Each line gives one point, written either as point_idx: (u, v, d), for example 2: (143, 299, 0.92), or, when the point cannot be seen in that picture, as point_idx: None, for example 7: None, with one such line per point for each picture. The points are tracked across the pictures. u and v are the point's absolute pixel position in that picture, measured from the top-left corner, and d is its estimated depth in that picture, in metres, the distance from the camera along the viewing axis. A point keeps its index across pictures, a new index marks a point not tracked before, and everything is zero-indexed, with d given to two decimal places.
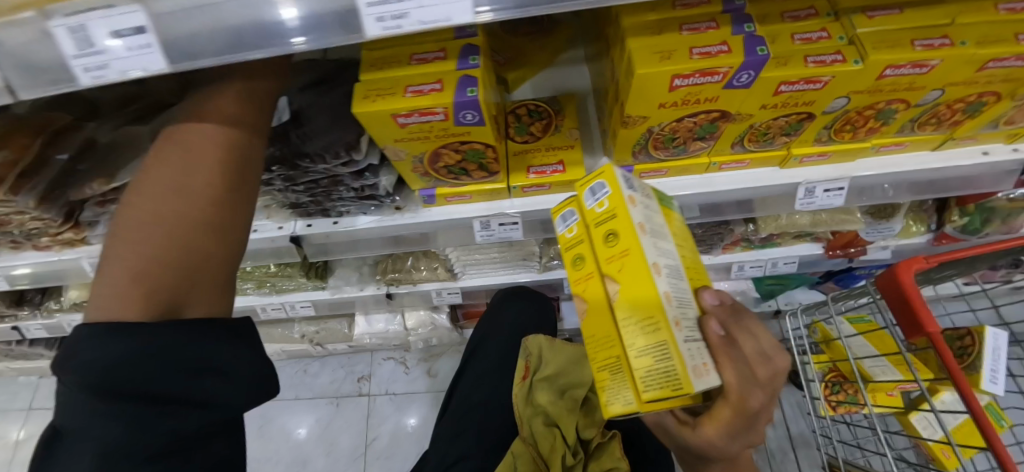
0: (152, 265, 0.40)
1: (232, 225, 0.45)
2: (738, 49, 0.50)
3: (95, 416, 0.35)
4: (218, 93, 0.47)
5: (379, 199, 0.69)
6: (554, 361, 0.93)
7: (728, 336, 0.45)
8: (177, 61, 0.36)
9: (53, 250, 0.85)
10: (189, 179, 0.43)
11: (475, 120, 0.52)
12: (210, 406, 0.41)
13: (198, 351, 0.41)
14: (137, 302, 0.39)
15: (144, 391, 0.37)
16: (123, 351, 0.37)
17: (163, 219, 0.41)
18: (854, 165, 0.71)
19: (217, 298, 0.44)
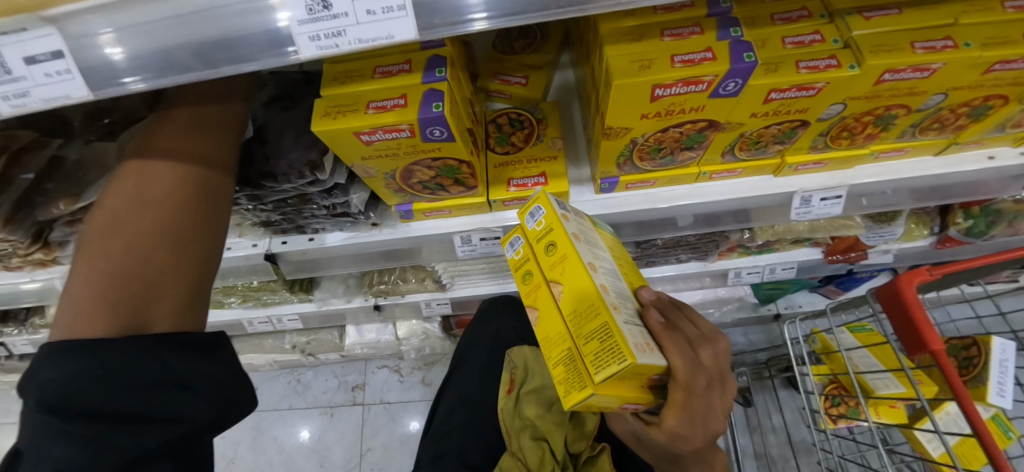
0: (113, 278, 0.42)
1: (194, 233, 0.46)
2: (724, 56, 0.46)
3: (52, 435, 0.36)
4: (172, 114, 0.49)
5: (354, 216, 0.66)
6: (541, 373, 0.90)
7: (669, 323, 0.46)
8: (103, 87, 0.33)
9: (25, 271, 0.82)
10: (147, 196, 0.45)
11: (444, 136, 0.49)
12: (178, 422, 0.42)
13: (163, 367, 0.42)
14: (100, 317, 0.41)
15: (106, 410, 0.39)
16: (84, 369, 0.38)
17: (121, 234, 0.43)
18: (853, 172, 0.67)
19: (184, 308, 0.45)
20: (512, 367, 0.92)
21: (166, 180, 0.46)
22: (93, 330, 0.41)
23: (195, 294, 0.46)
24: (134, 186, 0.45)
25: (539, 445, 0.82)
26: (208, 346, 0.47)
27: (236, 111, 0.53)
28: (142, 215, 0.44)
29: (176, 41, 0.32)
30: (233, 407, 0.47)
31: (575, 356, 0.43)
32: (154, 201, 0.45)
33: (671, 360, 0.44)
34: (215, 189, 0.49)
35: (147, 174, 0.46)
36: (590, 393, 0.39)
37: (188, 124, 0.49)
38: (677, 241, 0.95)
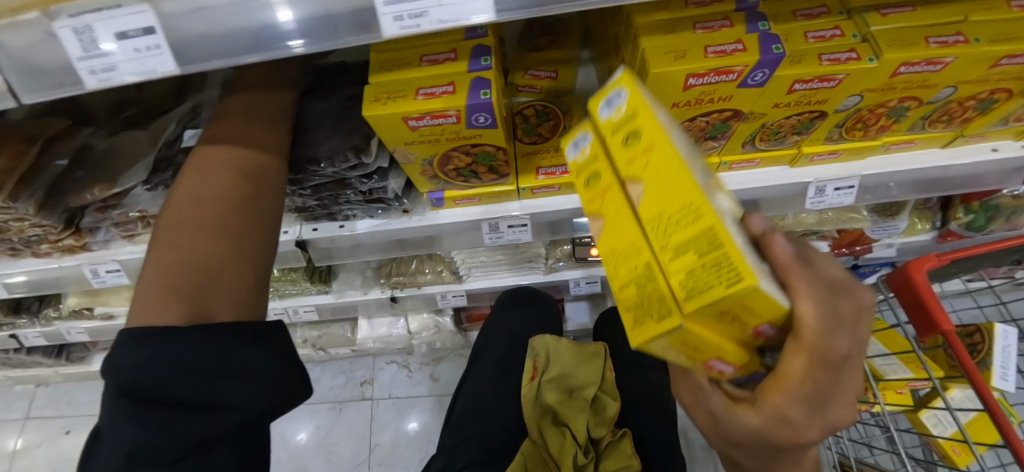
0: (181, 269, 0.46)
1: (250, 226, 0.49)
2: (754, 47, 0.49)
3: (126, 416, 0.41)
4: (232, 109, 0.52)
5: (388, 202, 0.68)
6: (562, 363, 0.95)
7: (801, 256, 0.29)
8: (188, 63, 0.35)
9: (52, 258, 0.82)
10: (207, 193, 0.48)
11: (487, 122, 0.51)
12: (231, 409, 0.45)
13: (219, 358, 0.45)
14: (170, 306, 0.45)
15: (169, 396, 0.43)
16: (148, 359, 0.42)
17: (184, 229, 0.47)
18: (864, 163, 0.70)
19: (243, 296, 0.49)
20: (534, 355, 0.97)
21: (224, 175, 0.49)
22: (164, 316, 0.44)
23: (252, 282, 0.50)
24: (197, 182, 0.48)
25: (560, 431, 0.86)
26: (260, 334, 0.50)
27: (283, 98, 0.55)
28: (204, 210, 0.48)
29: (263, 19, 0.34)
30: (283, 393, 0.50)
31: (654, 275, 0.31)
32: (214, 196, 0.48)
33: (801, 308, 0.26)
34: (269, 183, 0.52)
35: (207, 171, 0.49)
36: (677, 322, 0.28)
37: (242, 121, 0.51)
38: None
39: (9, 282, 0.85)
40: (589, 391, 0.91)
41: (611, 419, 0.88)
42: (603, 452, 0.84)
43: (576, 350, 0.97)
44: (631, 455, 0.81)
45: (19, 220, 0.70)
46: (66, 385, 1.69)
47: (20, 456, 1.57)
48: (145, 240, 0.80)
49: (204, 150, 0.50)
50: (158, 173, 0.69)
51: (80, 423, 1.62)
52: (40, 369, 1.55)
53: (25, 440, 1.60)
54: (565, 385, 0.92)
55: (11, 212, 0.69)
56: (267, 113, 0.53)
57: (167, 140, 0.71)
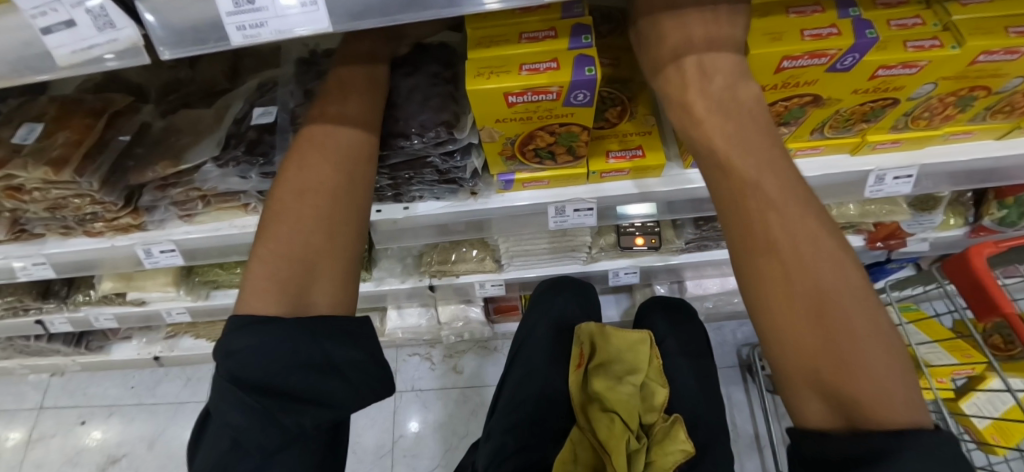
0: (281, 260, 0.47)
1: (345, 218, 0.50)
2: (847, 31, 0.50)
3: (236, 403, 0.43)
4: (338, 98, 0.53)
5: (462, 182, 0.68)
6: (609, 350, 0.98)
7: None
8: (340, 21, 0.36)
9: (104, 237, 0.81)
10: (306, 182, 0.49)
11: (585, 100, 0.52)
12: (325, 404, 0.46)
13: (319, 353, 0.45)
14: (271, 297, 0.46)
15: (274, 386, 0.44)
16: (258, 347, 0.43)
17: (285, 220, 0.48)
18: (922, 153, 0.72)
19: (338, 288, 0.49)
20: (580, 343, 1.01)
21: (323, 167, 0.50)
22: (268, 304, 0.46)
23: (346, 274, 0.50)
24: (297, 172, 0.50)
25: (609, 416, 0.85)
26: (354, 329, 0.50)
27: (377, 76, 0.56)
28: (303, 200, 0.49)
29: None
30: (371, 392, 0.50)
31: None
32: (313, 187, 0.49)
33: None
34: (363, 176, 0.52)
35: (306, 162, 0.50)
36: None
37: (339, 115, 0.52)
38: None
39: (55, 260, 0.82)
40: (636, 377, 0.93)
41: (660, 406, 0.90)
42: (654, 438, 0.84)
43: (621, 337, 0.99)
44: (685, 439, 0.80)
45: (80, 196, 0.69)
46: (81, 375, 1.67)
47: (36, 444, 1.57)
48: (201, 220, 0.79)
49: (305, 139, 0.52)
50: (228, 149, 0.69)
51: (96, 414, 1.61)
52: (57, 358, 1.54)
53: (40, 429, 1.60)
54: (612, 371, 0.96)
55: (75, 188, 0.67)
56: (363, 104, 0.54)
57: (235, 117, 0.72)
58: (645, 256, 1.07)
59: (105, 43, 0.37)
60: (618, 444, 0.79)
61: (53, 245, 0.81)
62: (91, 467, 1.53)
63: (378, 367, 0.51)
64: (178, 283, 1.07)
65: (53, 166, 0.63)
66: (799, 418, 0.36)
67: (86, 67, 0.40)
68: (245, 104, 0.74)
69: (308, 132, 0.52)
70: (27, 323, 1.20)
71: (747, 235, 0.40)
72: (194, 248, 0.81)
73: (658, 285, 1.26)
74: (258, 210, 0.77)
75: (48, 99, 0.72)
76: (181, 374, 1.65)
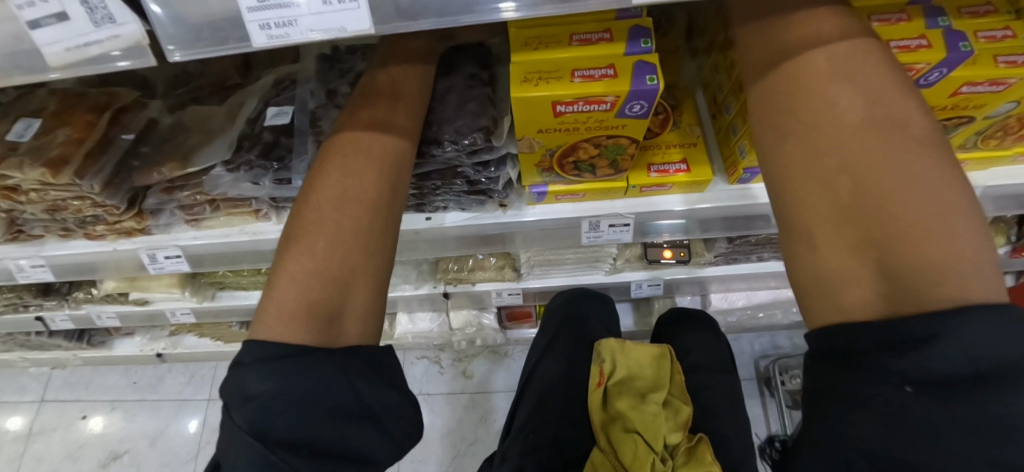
0: (316, 277, 0.44)
1: (381, 238, 0.48)
2: (938, 43, 0.45)
3: (261, 464, 0.38)
4: (385, 99, 0.50)
5: (492, 194, 0.63)
6: (629, 365, 0.94)
7: None
8: (387, 21, 0.31)
9: (107, 240, 0.76)
10: (348, 191, 0.47)
11: (640, 112, 0.48)
12: (356, 459, 0.44)
13: (356, 399, 0.43)
14: (301, 319, 0.43)
15: (304, 441, 0.40)
16: (290, 394, 0.40)
17: (323, 233, 0.45)
18: (987, 173, 0.67)
19: (368, 311, 0.47)
20: (601, 359, 0.96)
21: (367, 177, 0.47)
22: (296, 323, 0.42)
23: (377, 297, 0.48)
24: (338, 177, 0.47)
25: (633, 437, 0.82)
26: (383, 367, 0.48)
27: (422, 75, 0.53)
28: (343, 213, 0.46)
29: None
30: (397, 439, 0.48)
31: None
32: (355, 198, 0.47)
33: None
34: (401, 195, 0.50)
35: (349, 170, 0.47)
36: None
37: (387, 118, 0.49)
38: (768, 239, 0.94)
39: (55, 263, 0.78)
40: (659, 394, 0.90)
41: (685, 424, 0.87)
42: (680, 459, 0.80)
43: (643, 351, 0.96)
44: (712, 461, 0.76)
45: (82, 198, 0.64)
46: (83, 369, 1.64)
47: (36, 438, 1.54)
48: (209, 225, 0.74)
49: (351, 140, 0.49)
50: (241, 152, 0.64)
51: (97, 409, 1.58)
52: (58, 351, 1.50)
53: (40, 423, 1.56)
54: (633, 388, 0.92)
55: (75, 190, 0.63)
56: (411, 112, 0.51)
57: (249, 117, 0.68)
58: (671, 269, 1.02)
59: (107, 40, 0.32)
60: (645, 466, 0.77)
61: (52, 246, 0.77)
62: (91, 463, 1.50)
63: (404, 410, 0.49)
64: (183, 284, 1.02)
65: (51, 167, 0.59)
66: (841, 303, 0.36)
67: (82, 69, 0.35)
68: (260, 103, 0.69)
69: (350, 135, 0.49)
70: (27, 319, 1.17)
71: (786, 131, 0.39)
72: (202, 254, 0.76)
73: (680, 297, 1.21)
74: (271, 216, 0.72)
75: (49, 91, 0.67)
76: (184, 370, 1.62)
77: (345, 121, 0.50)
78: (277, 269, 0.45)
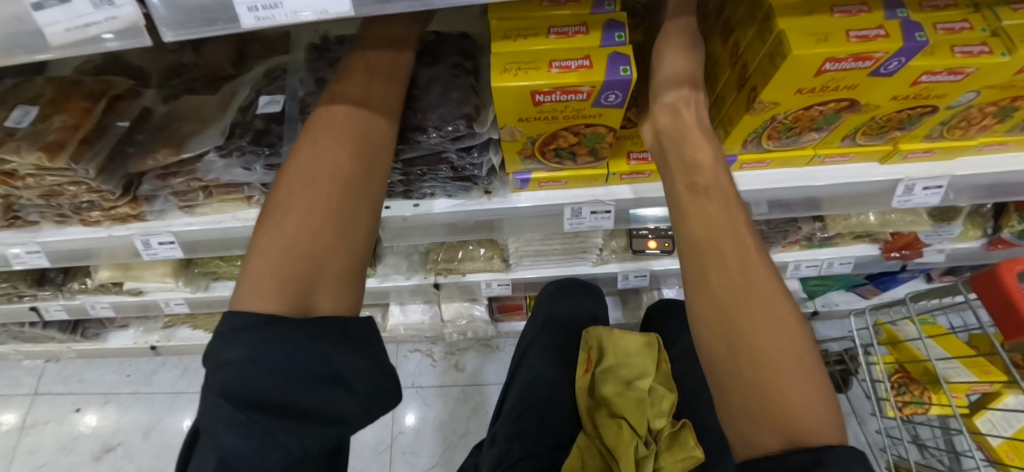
0: (288, 253, 0.45)
1: (353, 215, 0.49)
2: (895, 34, 0.47)
3: (232, 425, 0.38)
4: (362, 80, 0.52)
5: (477, 181, 0.66)
6: (616, 353, 0.97)
7: None
8: (367, 5, 0.33)
9: (102, 227, 0.77)
10: (320, 170, 0.48)
11: (615, 101, 0.50)
12: (334, 423, 0.42)
13: (326, 363, 0.43)
14: (274, 293, 0.44)
15: (275, 404, 0.39)
16: (262, 359, 0.40)
17: (295, 212, 0.46)
18: (955, 164, 0.69)
19: (341, 287, 0.48)
20: (588, 347, 0.99)
21: (338, 156, 0.49)
22: (269, 300, 0.44)
23: (350, 273, 0.48)
24: (310, 156, 0.49)
25: (617, 421, 0.85)
26: (362, 336, 0.48)
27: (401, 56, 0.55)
28: (314, 191, 0.47)
29: None
30: (378, 404, 0.47)
31: None
32: (327, 176, 0.48)
33: None
34: (376, 171, 0.51)
35: (322, 148, 0.49)
36: None
37: (362, 96, 0.52)
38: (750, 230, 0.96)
39: (50, 249, 0.79)
40: (646, 381, 0.92)
41: (669, 411, 0.87)
42: (663, 443, 0.82)
43: (629, 341, 0.99)
44: (694, 445, 0.78)
45: (77, 183, 0.66)
46: (77, 362, 1.65)
47: (29, 431, 1.55)
48: (203, 212, 0.76)
49: (320, 123, 0.50)
50: (233, 139, 0.66)
51: (91, 401, 1.59)
52: (52, 344, 1.51)
53: (34, 415, 1.57)
54: (620, 375, 0.95)
55: (70, 175, 0.64)
56: (387, 86, 0.53)
57: (241, 105, 0.69)
58: (656, 260, 1.04)
59: (102, 22, 0.34)
60: (627, 450, 0.79)
61: (48, 233, 0.78)
62: (84, 455, 1.50)
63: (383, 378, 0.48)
64: (177, 274, 1.04)
65: (47, 152, 0.60)
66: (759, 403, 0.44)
67: (80, 48, 0.36)
68: (251, 92, 0.71)
69: (318, 118, 0.51)
70: (21, 309, 1.18)
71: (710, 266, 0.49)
72: (195, 241, 0.78)
73: (666, 289, 1.24)
74: (262, 203, 0.74)
75: (47, 79, 0.69)
76: (178, 363, 1.63)
77: (324, 100, 0.52)
78: (252, 249, 0.47)
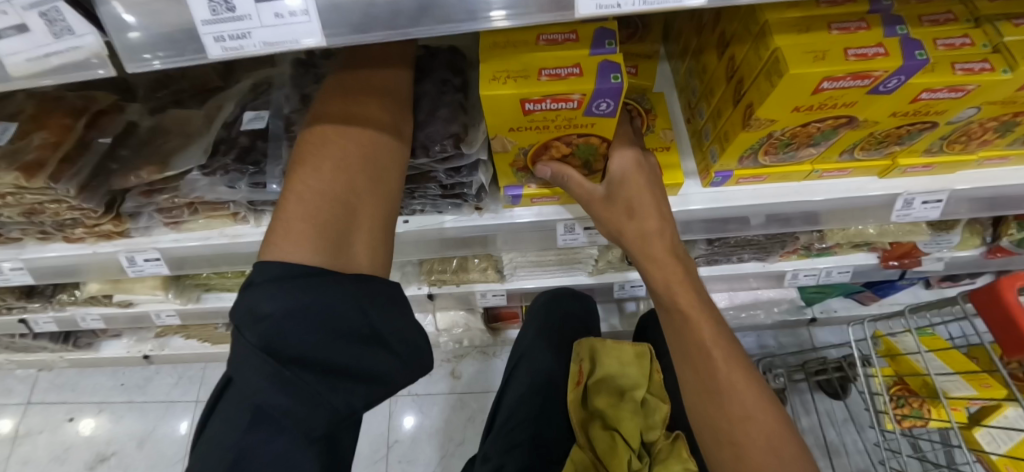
0: (323, 197, 0.43)
1: (388, 172, 0.48)
2: (895, 52, 0.46)
3: (274, 380, 0.37)
4: (378, 49, 0.54)
5: (468, 198, 0.64)
6: (610, 364, 0.95)
7: None
8: (341, 35, 0.32)
9: (86, 243, 0.76)
10: (350, 120, 0.48)
11: (608, 110, 0.48)
12: (370, 381, 0.42)
13: (365, 319, 0.42)
14: (309, 237, 0.42)
15: (315, 359, 0.39)
16: (303, 312, 0.39)
17: (328, 158, 0.45)
18: (955, 177, 0.68)
19: (377, 242, 0.46)
20: (579, 358, 0.97)
21: (367, 107, 0.49)
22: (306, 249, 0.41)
23: (386, 229, 0.47)
24: (348, 112, 0.49)
25: (609, 433, 0.85)
26: (394, 297, 0.47)
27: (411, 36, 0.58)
28: (348, 138, 0.47)
29: None
30: (412, 367, 0.46)
31: None
32: (357, 125, 0.48)
33: None
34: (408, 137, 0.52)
35: (349, 102, 0.49)
36: None
37: (381, 60, 0.54)
38: (746, 241, 0.95)
39: (34, 266, 0.78)
40: (640, 392, 0.91)
41: (662, 423, 0.87)
42: (658, 456, 0.82)
43: (624, 349, 0.96)
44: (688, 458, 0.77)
45: (58, 202, 0.64)
46: (70, 371, 1.63)
47: (22, 441, 1.54)
48: (190, 228, 0.74)
49: (354, 84, 0.51)
50: (217, 156, 0.64)
51: (85, 410, 1.57)
52: (44, 353, 1.50)
53: (27, 425, 1.56)
54: (613, 386, 0.93)
55: (50, 194, 0.63)
56: (402, 56, 0.55)
57: (225, 121, 0.68)
58: None
59: (66, 51, 0.33)
60: (621, 464, 0.80)
61: (32, 249, 0.77)
62: (78, 465, 1.49)
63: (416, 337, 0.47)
64: (167, 286, 1.02)
65: (25, 172, 0.58)
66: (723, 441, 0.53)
67: (48, 76, 0.35)
68: (236, 107, 0.69)
69: (350, 79, 0.51)
70: (10, 321, 1.16)
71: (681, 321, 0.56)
72: (182, 257, 0.76)
73: None
74: (249, 219, 0.72)
75: (26, 94, 0.67)
76: (172, 371, 1.62)
77: (343, 64, 0.53)
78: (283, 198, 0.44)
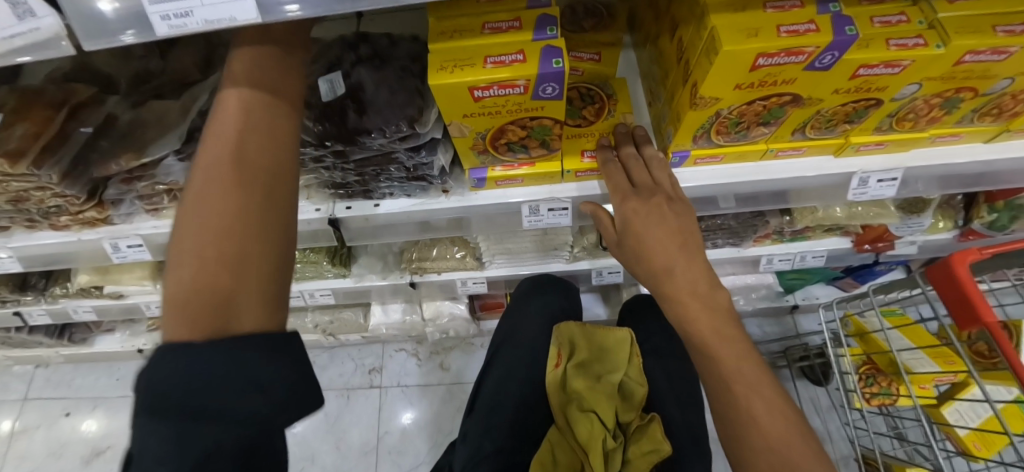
0: (199, 266, 0.35)
1: (290, 197, 0.39)
2: (826, 28, 0.48)
3: (150, 437, 0.31)
4: (248, 46, 0.42)
5: (432, 180, 0.67)
6: (587, 348, 0.98)
7: None
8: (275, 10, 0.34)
9: (72, 231, 0.79)
10: (218, 155, 0.37)
11: (554, 94, 0.50)
12: (257, 401, 0.34)
13: (248, 353, 0.35)
14: (185, 320, 0.34)
15: (186, 395, 0.32)
16: (173, 354, 0.33)
17: (199, 214, 0.36)
18: (909, 155, 0.70)
19: (269, 298, 0.37)
20: (559, 343, 0.99)
21: (232, 133, 0.38)
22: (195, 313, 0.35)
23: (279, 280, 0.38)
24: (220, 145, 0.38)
25: (588, 416, 0.84)
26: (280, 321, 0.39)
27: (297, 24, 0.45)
28: (214, 181, 0.37)
29: None
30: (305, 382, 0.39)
31: None
32: (222, 162, 0.37)
33: None
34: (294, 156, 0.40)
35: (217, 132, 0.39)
36: None
37: (256, 63, 0.41)
38: (719, 225, 0.97)
39: (23, 255, 0.81)
40: (616, 376, 0.93)
41: (638, 405, 0.89)
42: (632, 436, 0.83)
43: (600, 335, 1.00)
44: (660, 439, 0.78)
45: (41, 189, 0.67)
46: (66, 367, 1.67)
47: (19, 436, 1.57)
48: (170, 214, 0.77)
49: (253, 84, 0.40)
50: (192, 143, 0.67)
51: (81, 405, 1.60)
52: (40, 349, 1.53)
53: (24, 420, 1.59)
54: (590, 370, 0.95)
55: (33, 181, 0.65)
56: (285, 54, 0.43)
57: (200, 110, 0.70)
58: None
59: (29, 32, 0.36)
60: (596, 443, 0.79)
61: (19, 238, 0.79)
62: (74, 459, 1.52)
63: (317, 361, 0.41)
64: (155, 276, 1.05)
65: (8, 159, 0.61)
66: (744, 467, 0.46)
67: (10, 55, 0.38)
68: (211, 97, 0.72)
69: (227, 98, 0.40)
70: (6, 314, 1.19)
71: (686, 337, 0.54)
72: (163, 243, 0.79)
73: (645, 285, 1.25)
74: None
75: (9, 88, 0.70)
76: None
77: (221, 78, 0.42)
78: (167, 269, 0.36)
